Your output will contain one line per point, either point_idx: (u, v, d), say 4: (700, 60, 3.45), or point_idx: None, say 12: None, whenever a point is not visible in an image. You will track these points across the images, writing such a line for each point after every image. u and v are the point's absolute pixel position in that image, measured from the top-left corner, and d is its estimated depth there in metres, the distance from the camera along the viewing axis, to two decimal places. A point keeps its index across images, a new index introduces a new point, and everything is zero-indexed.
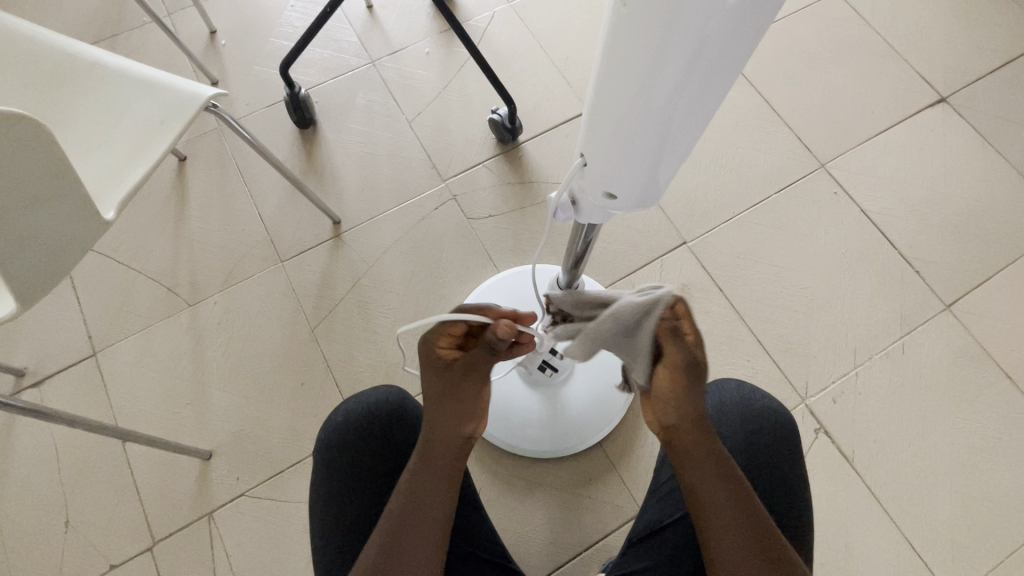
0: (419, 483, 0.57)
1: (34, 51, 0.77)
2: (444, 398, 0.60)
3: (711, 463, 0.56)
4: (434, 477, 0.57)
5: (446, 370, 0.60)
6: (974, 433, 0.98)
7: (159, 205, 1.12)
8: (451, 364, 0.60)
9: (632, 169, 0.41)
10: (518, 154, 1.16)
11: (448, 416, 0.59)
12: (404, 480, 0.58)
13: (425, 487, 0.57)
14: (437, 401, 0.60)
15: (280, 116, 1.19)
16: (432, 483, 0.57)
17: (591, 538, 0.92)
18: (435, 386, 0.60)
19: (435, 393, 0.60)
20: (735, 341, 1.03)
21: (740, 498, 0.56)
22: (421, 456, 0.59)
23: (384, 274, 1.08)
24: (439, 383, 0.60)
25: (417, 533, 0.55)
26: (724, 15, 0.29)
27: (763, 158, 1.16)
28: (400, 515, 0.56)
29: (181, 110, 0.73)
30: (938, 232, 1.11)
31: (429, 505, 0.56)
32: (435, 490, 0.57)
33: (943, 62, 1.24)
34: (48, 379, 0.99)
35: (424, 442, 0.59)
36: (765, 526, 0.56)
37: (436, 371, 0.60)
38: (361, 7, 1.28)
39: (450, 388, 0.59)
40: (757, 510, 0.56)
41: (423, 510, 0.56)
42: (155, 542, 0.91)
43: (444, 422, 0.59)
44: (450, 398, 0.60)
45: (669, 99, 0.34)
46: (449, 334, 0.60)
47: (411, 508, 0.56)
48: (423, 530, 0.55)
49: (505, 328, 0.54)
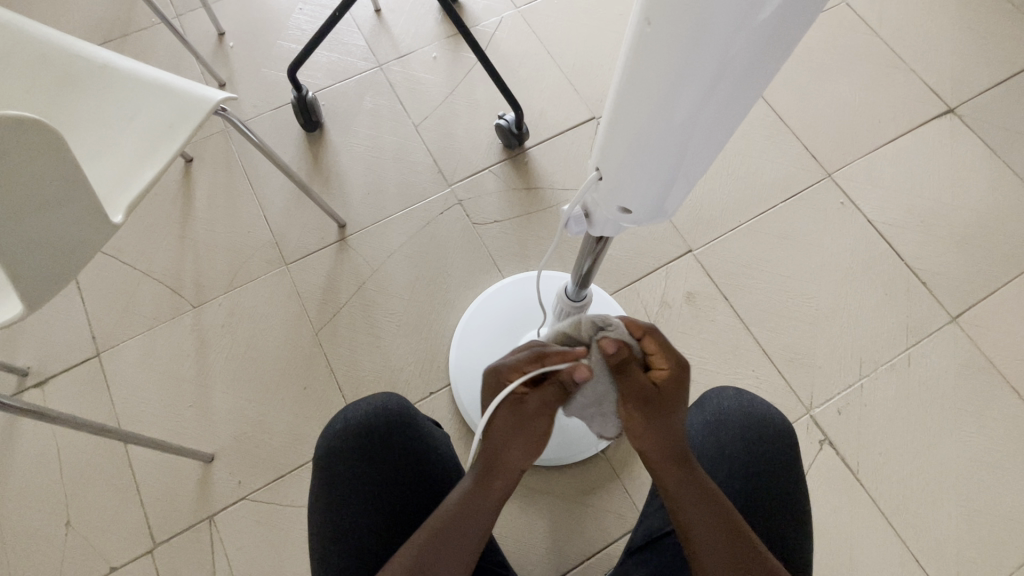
0: (465, 506, 0.58)
1: (44, 53, 0.77)
2: (517, 432, 0.59)
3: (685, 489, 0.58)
4: (485, 503, 0.58)
5: (517, 403, 0.59)
6: (980, 447, 0.98)
7: (166, 206, 1.12)
8: (524, 398, 0.58)
9: (648, 184, 0.40)
10: (524, 160, 1.16)
11: (519, 450, 0.59)
12: (452, 498, 0.59)
13: (472, 509, 0.58)
14: (509, 434, 0.59)
15: (287, 119, 1.19)
16: (480, 504, 0.58)
17: (593, 547, 0.91)
18: (506, 421, 0.59)
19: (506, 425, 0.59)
20: (740, 349, 1.03)
21: (724, 517, 0.57)
22: (476, 482, 0.59)
23: (388, 278, 1.08)
24: (511, 416, 0.58)
25: (453, 554, 0.55)
26: (752, 32, 0.28)
27: (770, 167, 1.16)
28: (435, 535, 0.56)
29: (190, 113, 0.73)
30: (945, 244, 1.11)
31: (471, 528, 0.57)
32: (483, 510, 0.58)
33: (950, 72, 1.24)
34: (51, 379, 0.99)
35: (483, 468, 0.59)
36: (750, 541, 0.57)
37: (509, 404, 0.59)
38: (369, 12, 1.29)
39: (522, 422, 0.58)
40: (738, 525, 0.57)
41: (465, 533, 0.57)
42: (155, 545, 0.91)
43: (516, 455, 0.59)
44: (518, 431, 0.59)
45: (690, 115, 0.34)
46: (523, 370, 0.58)
47: (451, 530, 0.56)
48: (462, 550, 0.56)
49: (585, 371, 0.54)
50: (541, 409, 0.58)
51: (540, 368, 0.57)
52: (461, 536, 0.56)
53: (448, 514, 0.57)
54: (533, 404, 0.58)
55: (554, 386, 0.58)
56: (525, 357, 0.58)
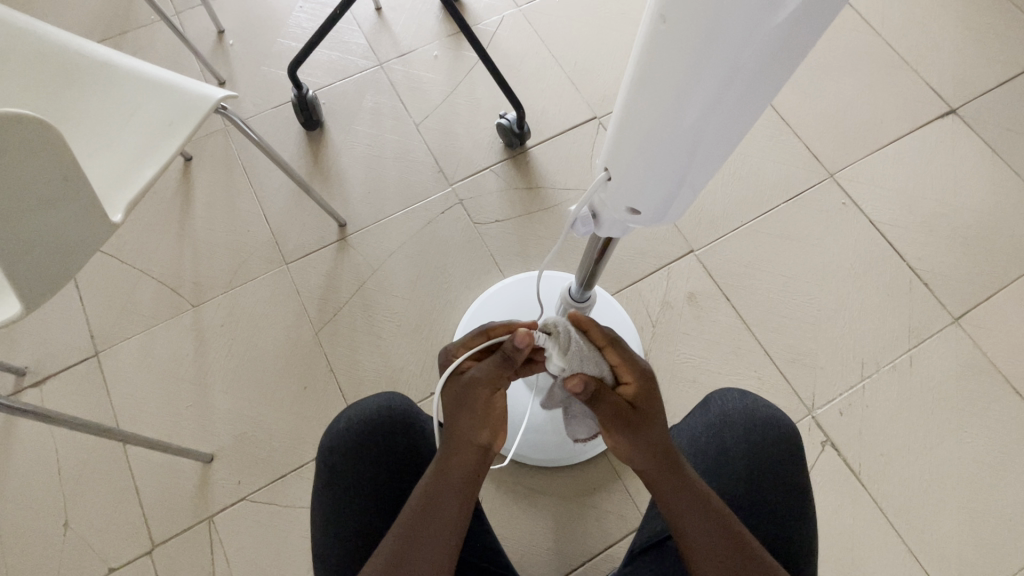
0: (432, 494, 0.56)
1: (43, 50, 0.76)
2: (465, 407, 0.59)
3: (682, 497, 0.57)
4: (449, 486, 0.57)
5: (462, 376, 0.60)
6: (982, 448, 0.98)
7: (165, 205, 1.11)
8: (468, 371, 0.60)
9: (657, 185, 0.40)
10: (526, 159, 1.16)
11: (467, 423, 0.59)
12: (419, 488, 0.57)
13: (439, 497, 0.56)
14: (454, 407, 0.59)
15: (287, 117, 1.18)
16: (443, 488, 0.57)
17: (593, 548, 0.91)
18: (452, 394, 0.60)
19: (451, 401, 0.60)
20: (742, 350, 1.03)
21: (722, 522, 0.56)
22: (437, 463, 0.58)
23: (388, 278, 1.07)
24: (455, 390, 0.60)
25: (428, 543, 0.54)
26: (768, 35, 0.28)
27: (772, 167, 1.15)
28: (411, 525, 0.55)
29: (191, 112, 0.73)
30: (947, 245, 1.11)
31: (441, 517, 0.55)
32: (447, 495, 0.56)
33: (953, 73, 1.24)
34: (49, 379, 0.98)
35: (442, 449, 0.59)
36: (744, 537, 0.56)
37: (454, 378, 0.61)
38: (370, 10, 1.28)
39: (467, 394, 0.59)
40: (735, 524, 0.56)
41: (436, 522, 0.55)
42: (154, 546, 0.90)
43: (466, 429, 0.58)
44: (467, 404, 0.59)
45: (701, 116, 0.34)
46: (470, 346, 0.61)
47: (422, 520, 0.55)
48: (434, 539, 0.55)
49: (525, 337, 0.56)
50: (482, 379, 0.59)
51: (484, 341, 0.60)
52: (431, 525, 0.55)
53: (420, 504, 0.56)
54: (473, 373, 0.59)
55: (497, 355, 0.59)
56: (471, 333, 0.61)
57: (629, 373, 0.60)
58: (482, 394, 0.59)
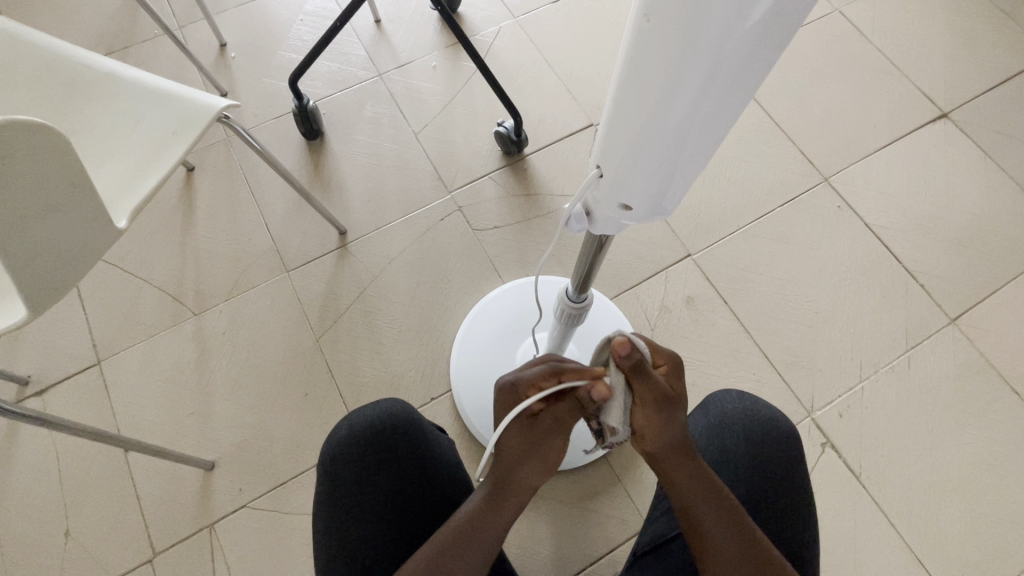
0: (474, 526, 0.57)
1: (49, 62, 0.78)
2: (534, 452, 0.57)
3: (693, 485, 0.57)
4: (493, 523, 0.57)
5: (532, 419, 0.57)
6: (981, 449, 0.98)
7: (167, 215, 1.13)
8: (538, 416, 0.57)
9: (646, 180, 0.41)
10: (523, 166, 1.17)
11: (532, 471, 0.57)
12: (461, 514, 0.58)
13: (481, 528, 0.57)
14: (522, 452, 0.57)
15: (288, 127, 1.20)
16: (489, 522, 0.57)
17: (596, 553, 0.91)
18: (519, 437, 0.57)
19: (521, 445, 0.57)
20: (740, 353, 1.03)
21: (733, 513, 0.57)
22: (488, 499, 0.57)
23: (389, 286, 1.08)
24: (523, 433, 0.57)
25: (461, 570, 0.55)
26: (744, 32, 0.29)
27: (767, 172, 1.17)
28: (447, 548, 0.55)
29: (195, 121, 0.74)
30: (942, 246, 1.12)
31: (478, 548, 0.56)
32: (490, 530, 0.57)
33: (944, 78, 1.25)
34: (51, 388, 0.99)
35: (494, 487, 0.58)
36: (757, 531, 0.57)
37: (522, 420, 0.57)
38: (369, 22, 1.30)
39: (535, 441, 0.57)
40: (740, 512, 0.57)
41: (472, 552, 0.56)
42: (155, 554, 0.90)
43: (527, 476, 0.57)
44: (532, 449, 0.57)
45: (685, 115, 0.35)
46: (538, 387, 0.57)
47: (460, 547, 0.56)
48: (466, 569, 0.55)
49: (604, 389, 0.54)
50: (556, 426, 0.57)
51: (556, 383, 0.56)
52: (467, 553, 0.56)
53: (460, 533, 0.56)
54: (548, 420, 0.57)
55: (570, 401, 0.57)
56: (542, 372, 0.57)
57: (662, 357, 0.56)
58: (550, 439, 0.57)
